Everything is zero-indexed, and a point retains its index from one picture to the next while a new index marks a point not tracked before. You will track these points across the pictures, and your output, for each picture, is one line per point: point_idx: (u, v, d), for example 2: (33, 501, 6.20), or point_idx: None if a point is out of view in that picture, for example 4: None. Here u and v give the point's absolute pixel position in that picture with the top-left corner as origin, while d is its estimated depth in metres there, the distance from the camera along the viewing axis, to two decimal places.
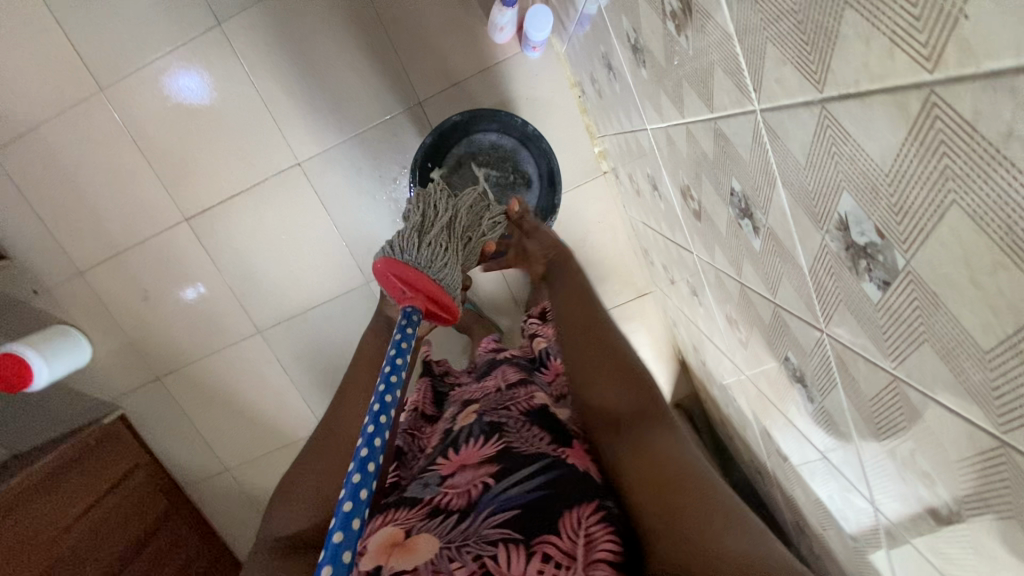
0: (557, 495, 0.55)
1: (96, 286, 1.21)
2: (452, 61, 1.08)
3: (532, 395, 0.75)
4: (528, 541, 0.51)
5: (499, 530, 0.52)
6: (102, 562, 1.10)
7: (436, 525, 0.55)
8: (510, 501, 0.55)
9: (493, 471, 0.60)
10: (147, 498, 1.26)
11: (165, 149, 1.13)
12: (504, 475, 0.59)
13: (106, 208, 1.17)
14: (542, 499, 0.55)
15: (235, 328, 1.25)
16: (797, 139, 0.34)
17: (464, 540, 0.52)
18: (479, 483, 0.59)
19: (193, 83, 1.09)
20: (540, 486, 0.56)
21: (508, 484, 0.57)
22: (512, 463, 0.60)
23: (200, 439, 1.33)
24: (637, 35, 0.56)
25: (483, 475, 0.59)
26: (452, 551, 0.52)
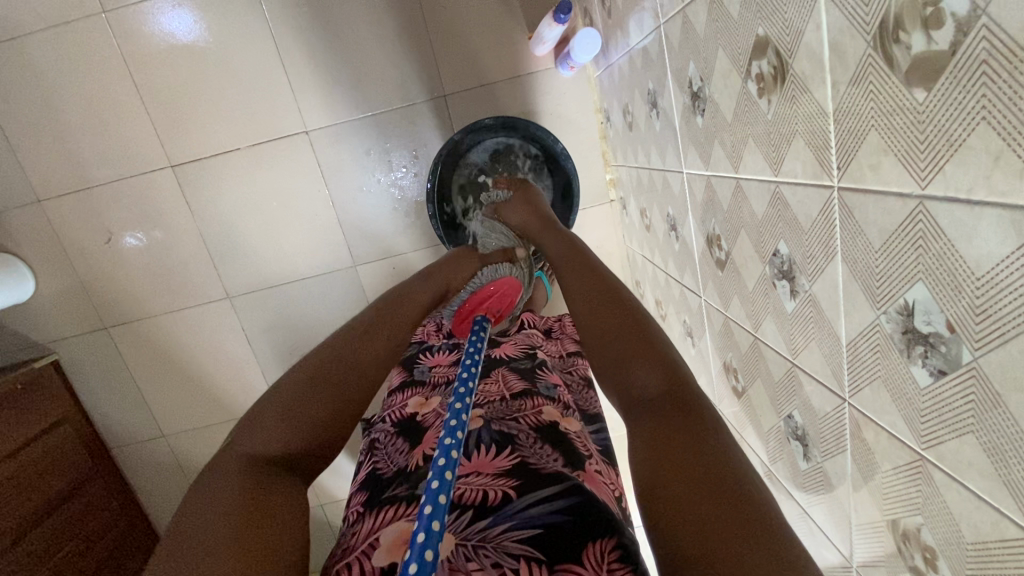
0: (589, 523, 0.42)
1: (53, 218, 1.11)
2: (485, 61, 1.07)
3: (542, 404, 0.62)
4: (552, 568, 0.40)
5: (521, 546, 0.41)
6: (11, 518, 0.99)
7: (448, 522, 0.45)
8: (533, 518, 0.43)
9: (513, 481, 0.47)
10: (70, 455, 1.16)
11: (162, 87, 1.05)
12: (528, 487, 0.46)
13: (82, 136, 1.07)
14: (569, 525, 0.42)
15: (203, 288, 1.18)
16: (877, 224, 0.36)
17: (481, 540, 0.42)
18: (499, 490, 0.47)
19: (180, 22, 1.02)
20: (567, 508, 0.43)
21: (533, 498, 0.44)
22: (532, 478, 0.47)
23: (139, 400, 1.24)
24: (703, 83, 0.57)
25: (504, 484, 0.47)
26: (470, 549, 0.42)
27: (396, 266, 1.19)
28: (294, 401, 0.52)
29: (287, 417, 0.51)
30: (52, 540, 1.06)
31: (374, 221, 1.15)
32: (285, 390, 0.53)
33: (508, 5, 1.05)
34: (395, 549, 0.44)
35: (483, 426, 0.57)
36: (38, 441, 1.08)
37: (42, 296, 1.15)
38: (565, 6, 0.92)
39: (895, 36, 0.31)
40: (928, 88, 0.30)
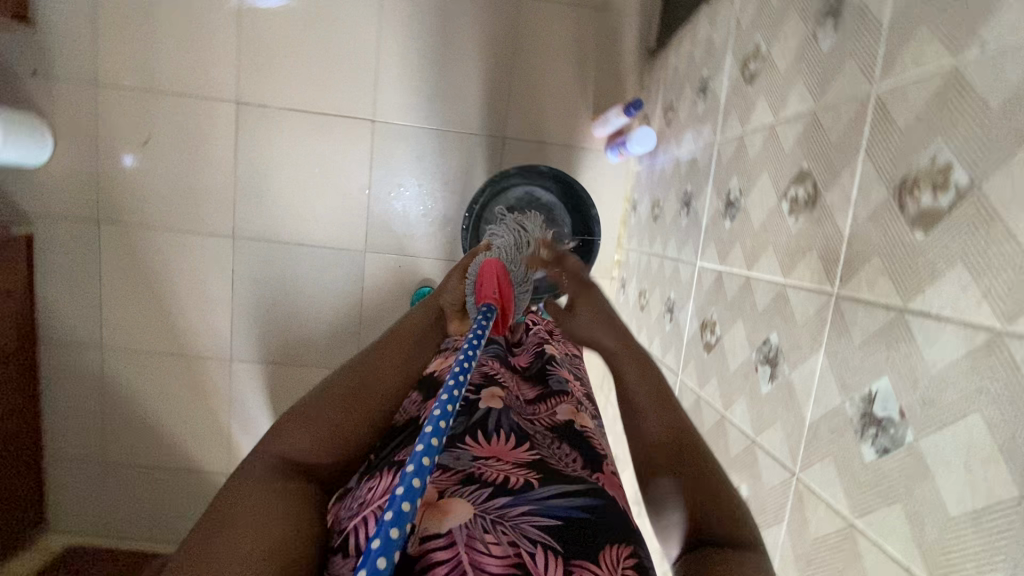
0: (605, 528, 0.47)
1: (102, 105, 1.14)
2: (549, 124, 1.21)
3: (558, 407, 0.68)
4: (567, 563, 0.43)
5: (539, 534, 0.45)
6: None
7: (470, 492, 0.48)
8: (553, 509, 0.47)
9: (535, 473, 0.52)
10: (7, 328, 1.10)
11: (261, 35, 1.14)
12: (549, 481, 0.51)
13: (167, 46, 1.13)
14: (586, 523, 0.46)
15: (213, 220, 1.20)
16: (861, 327, 0.46)
17: (500, 516, 0.46)
18: (520, 477, 0.51)
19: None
20: (586, 507, 0.48)
21: (554, 492, 0.49)
22: (553, 475, 0.52)
23: (95, 303, 1.20)
24: (740, 195, 0.70)
25: (526, 473, 0.52)
26: (489, 522, 0.45)
27: (401, 266, 1.24)
28: (320, 405, 0.54)
29: (310, 424, 0.52)
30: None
31: (399, 219, 1.22)
32: (309, 399, 0.55)
33: (584, 87, 1.20)
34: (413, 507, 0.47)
35: (503, 412, 0.61)
36: None
37: (53, 170, 1.14)
38: (637, 104, 1.07)
39: (911, 191, 0.42)
40: (926, 231, 0.41)
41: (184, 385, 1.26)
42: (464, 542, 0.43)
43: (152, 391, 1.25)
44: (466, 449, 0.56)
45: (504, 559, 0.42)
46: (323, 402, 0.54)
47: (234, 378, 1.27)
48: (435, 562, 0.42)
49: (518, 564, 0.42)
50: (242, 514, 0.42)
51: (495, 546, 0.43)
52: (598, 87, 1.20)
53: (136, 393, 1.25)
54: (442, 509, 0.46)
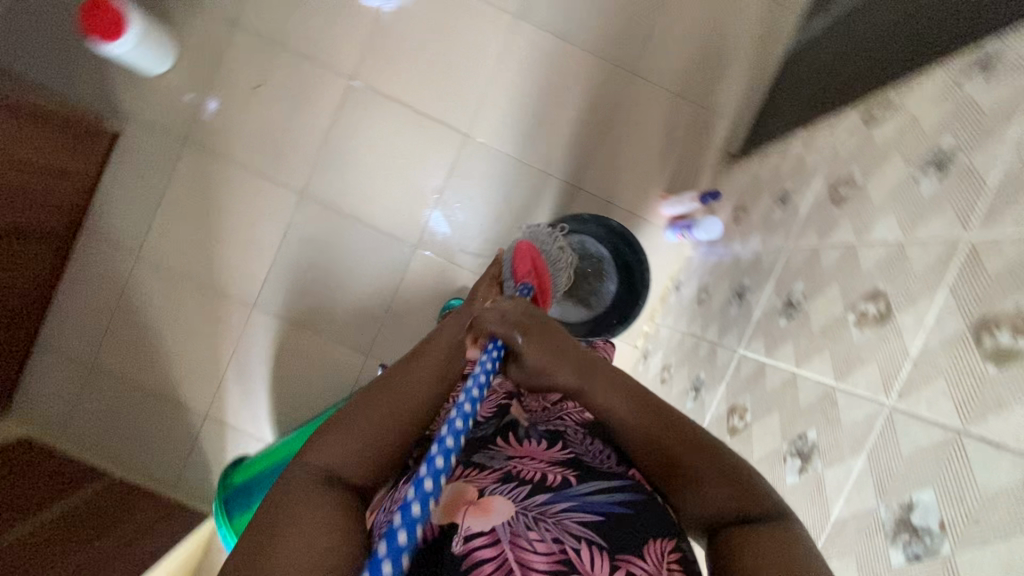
0: (647, 521, 0.50)
1: (232, 44, 1.23)
2: (621, 189, 1.28)
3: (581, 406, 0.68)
4: (613, 556, 0.46)
5: (582, 528, 0.47)
6: None
7: (509, 491, 0.50)
8: (593, 505, 0.50)
9: (571, 470, 0.54)
10: (58, 206, 1.16)
11: (394, 31, 1.25)
12: (586, 479, 0.53)
13: (309, 14, 1.24)
14: (626, 519, 0.50)
15: (288, 174, 1.26)
16: (912, 440, 0.50)
17: (541, 514, 0.48)
18: (557, 475, 0.53)
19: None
20: (625, 502, 0.51)
21: (591, 489, 0.52)
22: (590, 473, 0.54)
23: (150, 212, 1.25)
24: (803, 299, 0.74)
25: (562, 471, 0.54)
26: (531, 519, 0.47)
27: (445, 272, 1.28)
28: (357, 413, 0.53)
29: (352, 435, 0.51)
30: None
31: (457, 229, 1.28)
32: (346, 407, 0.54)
33: (663, 168, 1.28)
34: (451, 512, 0.48)
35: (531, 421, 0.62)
36: (45, 174, 1.09)
37: (166, 87, 1.23)
38: (714, 194, 1.16)
39: (990, 330, 0.47)
40: (999, 367, 0.45)
41: (198, 316, 1.27)
42: (509, 540, 0.45)
43: (165, 310, 1.27)
44: (500, 450, 0.57)
45: (550, 556, 0.44)
46: (362, 410, 0.53)
47: (249, 326, 1.28)
48: (482, 561, 0.44)
49: (564, 560, 0.44)
50: (292, 534, 0.42)
51: (541, 543, 0.45)
52: (676, 171, 1.28)
53: (151, 309, 1.27)
54: (482, 507, 0.48)
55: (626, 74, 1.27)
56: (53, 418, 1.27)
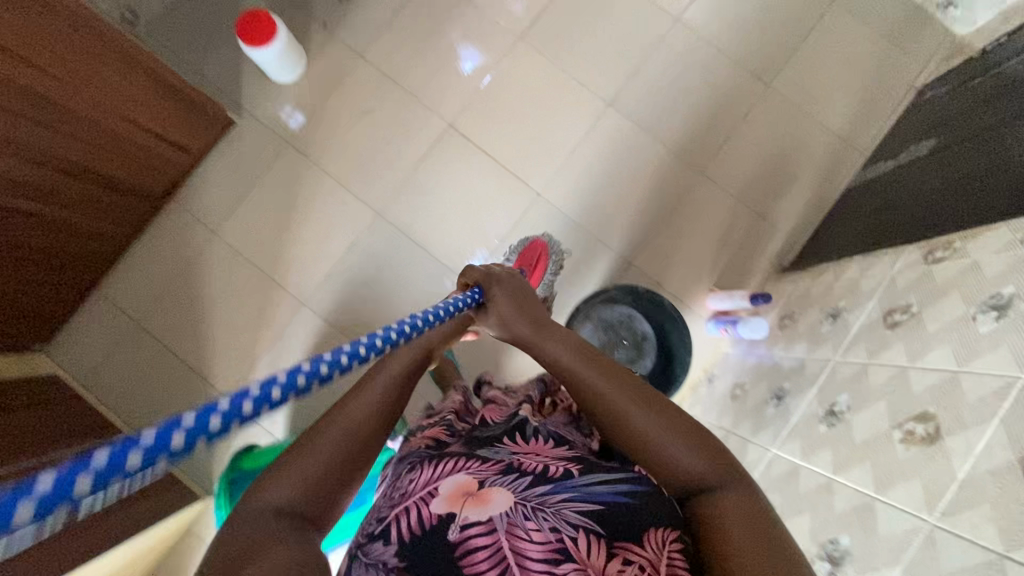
0: (647, 513, 0.54)
1: (351, 72, 1.38)
2: (670, 274, 1.34)
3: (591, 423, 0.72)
4: (611, 544, 0.51)
5: (581, 517, 0.53)
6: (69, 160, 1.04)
7: (510, 482, 0.56)
8: (594, 495, 0.55)
9: (575, 463, 0.59)
10: (159, 171, 1.25)
11: (494, 92, 1.39)
12: (589, 471, 0.58)
13: (425, 62, 1.39)
14: (627, 509, 0.54)
15: (369, 192, 1.36)
16: (952, 559, 0.55)
17: (540, 504, 0.53)
18: (559, 467, 0.58)
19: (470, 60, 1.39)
20: (628, 493, 0.56)
21: (592, 481, 0.56)
22: (593, 467, 0.59)
23: (235, 197, 1.34)
24: (846, 408, 0.77)
25: (567, 463, 0.59)
26: (528, 509, 0.53)
27: None
28: (306, 452, 0.54)
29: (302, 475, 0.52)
30: (78, 200, 1.10)
31: None
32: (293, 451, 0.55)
33: (714, 264, 1.35)
34: (453, 500, 0.54)
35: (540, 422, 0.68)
36: (155, 138, 1.19)
37: (286, 95, 1.36)
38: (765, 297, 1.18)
39: None
40: None
41: (248, 300, 1.33)
42: (505, 531, 0.51)
43: (220, 288, 1.33)
44: (506, 445, 0.63)
45: (545, 545, 0.51)
46: (313, 448, 0.55)
47: (294, 322, 1.32)
48: (474, 549, 0.51)
49: (559, 548, 0.50)
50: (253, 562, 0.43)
51: (535, 531, 0.51)
52: (726, 269, 1.34)
53: (207, 284, 1.33)
54: (480, 497, 0.54)
55: (695, 174, 1.37)
56: (84, 365, 1.30)
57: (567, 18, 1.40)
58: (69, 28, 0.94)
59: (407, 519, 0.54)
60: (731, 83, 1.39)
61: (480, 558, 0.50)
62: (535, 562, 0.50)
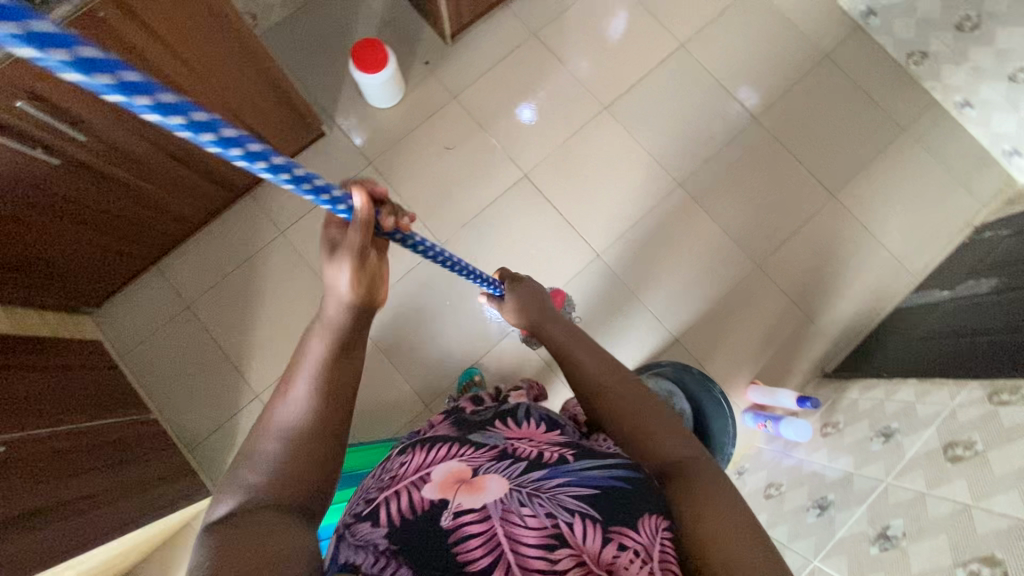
0: (641, 499, 0.55)
1: (442, 109, 1.45)
2: (714, 357, 1.36)
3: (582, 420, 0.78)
4: (606, 527, 0.52)
5: (576, 502, 0.55)
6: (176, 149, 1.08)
7: (503, 469, 0.59)
8: (588, 480, 0.57)
9: (570, 451, 0.63)
10: (248, 167, 1.29)
11: (573, 152, 1.44)
12: (582, 458, 0.61)
13: (512, 112, 1.46)
14: (623, 492, 0.56)
15: (437, 224, 1.40)
16: None
17: (534, 490, 0.56)
18: (555, 455, 0.62)
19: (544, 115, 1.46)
20: (623, 478, 0.58)
21: (585, 466, 0.59)
22: (586, 453, 0.62)
23: (309, 203, 1.39)
24: (902, 535, 0.78)
25: (562, 451, 0.63)
26: (522, 495, 0.56)
27: (530, 363, 1.35)
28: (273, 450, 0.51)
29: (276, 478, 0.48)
30: (168, 183, 1.14)
31: None
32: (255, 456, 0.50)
33: (759, 355, 1.36)
34: (447, 487, 0.58)
35: (534, 412, 0.74)
36: (254, 137, 1.23)
37: (377, 119, 1.43)
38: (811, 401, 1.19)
39: None
40: None
41: (298, 305, 1.34)
42: (498, 516, 0.54)
43: (275, 288, 1.35)
44: (500, 432, 0.68)
45: (540, 530, 0.52)
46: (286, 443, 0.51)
47: None
48: (467, 536, 0.53)
49: (554, 533, 0.52)
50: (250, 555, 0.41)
51: (530, 515, 0.53)
52: (768, 364, 1.36)
53: (263, 281, 1.35)
54: (475, 485, 0.58)
55: (751, 265, 1.40)
56: (127, 338, 1.32)
57: (652, 98, 1.48)
58: (229, 41, 0.99)
59: (398, 502, 0.58)
60: (798, 187, 1.44)
61: (474, 545, 0.52)
62: (530, 547, 0.51)
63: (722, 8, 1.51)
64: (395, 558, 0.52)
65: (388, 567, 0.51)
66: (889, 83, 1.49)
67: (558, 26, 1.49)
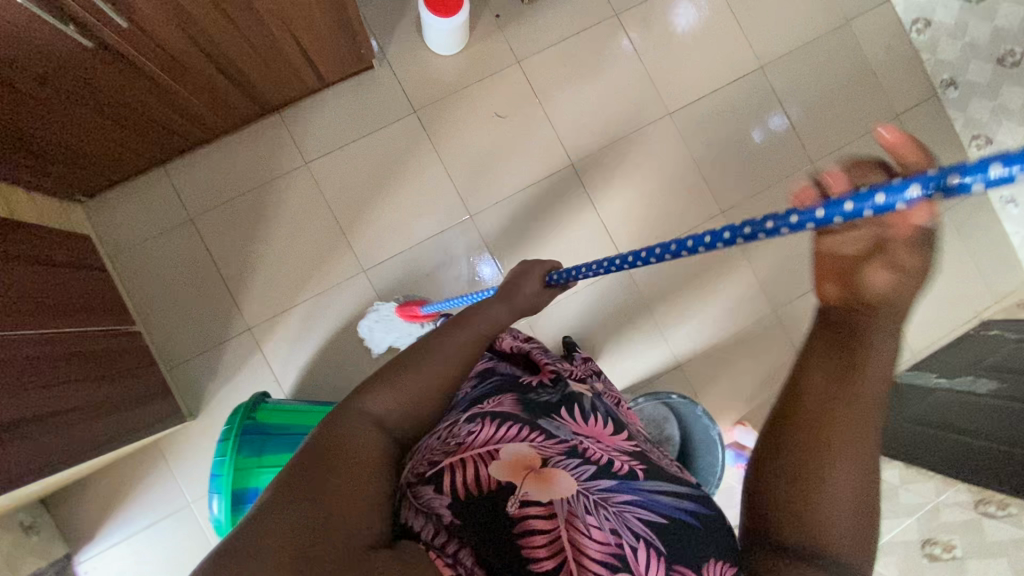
0: (707, 543, 0.55)
1: (502, 72, 1.35)
2: (710, 390, 1.38)
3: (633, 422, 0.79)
4: (669, 562, 0.53)
5: (641, 525, 0.55)
6: (219, 57, 0.98)
7: (572, 467, 0.60)
8: (656, 506, 0.57)
9: (638, 464, 0.62)
10: (285, 86, 1.18)
11: (625, 152, 1.38)
12: (652, 477, 0.60)
13: (573, 94, 1.37)
14: (690, 528, 0.56)
15: (471, 194, 1.33)
16: None
17: (602, 503, 0.56)
18: (625, 465, 0.61)
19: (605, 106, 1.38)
20: (691, 512, 0.57)
21: (655, 488, 0.59)
22: (656, 473, 0.62)
23: (341, 140, 1.29)
24: None
25: (631, 464, 0.62)
26: (588, 502, 0.57)
27: None
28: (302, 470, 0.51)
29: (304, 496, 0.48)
30: (200, 86, 1.03)
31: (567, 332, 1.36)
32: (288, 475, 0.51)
33: (753, 396, 1.39)
34: (515, 471, 0.59)
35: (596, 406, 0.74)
36: (302, 59, 1.12)
37: (432, 66, 1.32)
38: None
39: None
40: None
41: (309, 245, 1.27)
42: (564, 518, 0.55)
43: (288, 222, 1.27)
44: (567, 425, 0.67)
45: (604, 545, 0.54)
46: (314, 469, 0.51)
47: (348, 285, 1.27)
48: (534, 530, 0.54)
49: (617, 553, 0.53)
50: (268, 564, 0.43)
51: (597, 530, 0.54)
52: (759, 407, 1.39)
53: (277, 211, 1.26)
54: (543, 478, 0.58)
55: (769, 309, 1.40)
56: (120, 237, 1.22)
57: (717, 116, 1.41)
58: None
59: (463, 472, 0.58)
60: None
61: (539, 543, 0.54)
62: (593, 561, 0.53)
63: (811, 37, 1.44)
64: (456, 536, 0.53)
65: (450, 545, 0.52)
66: (946, 159, 1.47)
67: (642, 12, 1.39)
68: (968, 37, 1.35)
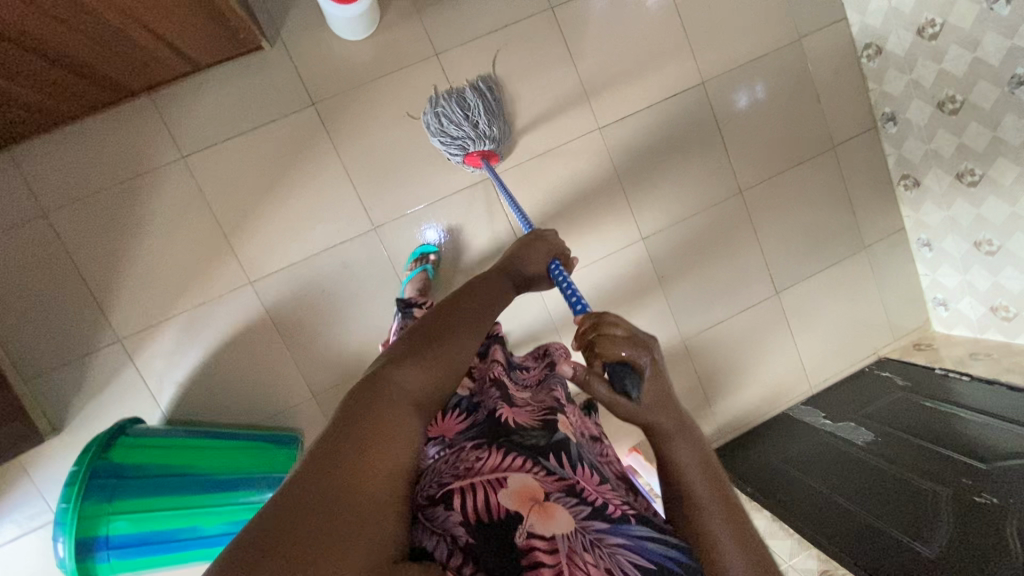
0: None
1: (417, 64, 1.20)
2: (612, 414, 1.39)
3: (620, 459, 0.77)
4: None
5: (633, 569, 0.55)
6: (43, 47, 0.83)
7: (572, 505, 0.58)
8: (648, 552, 0.56)
9: (629, 508, 0.61)
10: (148, 70, 1.02)
11: (549, 165, 1.28)
12: (642, 522, 0.60)
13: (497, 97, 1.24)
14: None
15: (376, 202, 1.22)
16: None
17: (599, 544, 0.56)
18: (618, 509, 0.60)
19: (530, 113, 1.26)
20: (677, 560, 0.57)
21: (645, 533, 0.58)
22: (645, 517, 0.61)
23: (224, 132, 1.14)
24: None
25: (622, 507, 0.61)
26: (587, 540, 0.56)
27: None
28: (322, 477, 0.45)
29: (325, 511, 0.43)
30: (25, 74, 0.88)
31: None
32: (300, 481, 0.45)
33: None
34: (520, 501, 0.58)
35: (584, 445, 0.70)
36: (162, 46, 0.96)
37: (334, 52, 1.16)
38: None
39: None
40: None
41: (187, 251, 1.15)
42: (566, 554, 0.54)
43: (163, 223, 1.13)
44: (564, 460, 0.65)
45: None
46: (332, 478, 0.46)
47: (232, 297, 1.17)
48: (539, 561, 0.54)
49: None
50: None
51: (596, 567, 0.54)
52: None
53: (148, 209, 1.13)
54: (546, 511, 0.57)
55: (679, 339, 1.40)
56: None
57: (652, 133, 1.32)
58: None
59: (473, 500, 0.57)
60: (751, 276, 1.41)
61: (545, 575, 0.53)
62: None
63: (757, 55, 1.34)
64: (471, 558, 0.53)
65: (467, 567, 0.53)
66: (873, 195, 1.45)
67: (580, 8, 1.24)
68: (913, 74, 1.28)
